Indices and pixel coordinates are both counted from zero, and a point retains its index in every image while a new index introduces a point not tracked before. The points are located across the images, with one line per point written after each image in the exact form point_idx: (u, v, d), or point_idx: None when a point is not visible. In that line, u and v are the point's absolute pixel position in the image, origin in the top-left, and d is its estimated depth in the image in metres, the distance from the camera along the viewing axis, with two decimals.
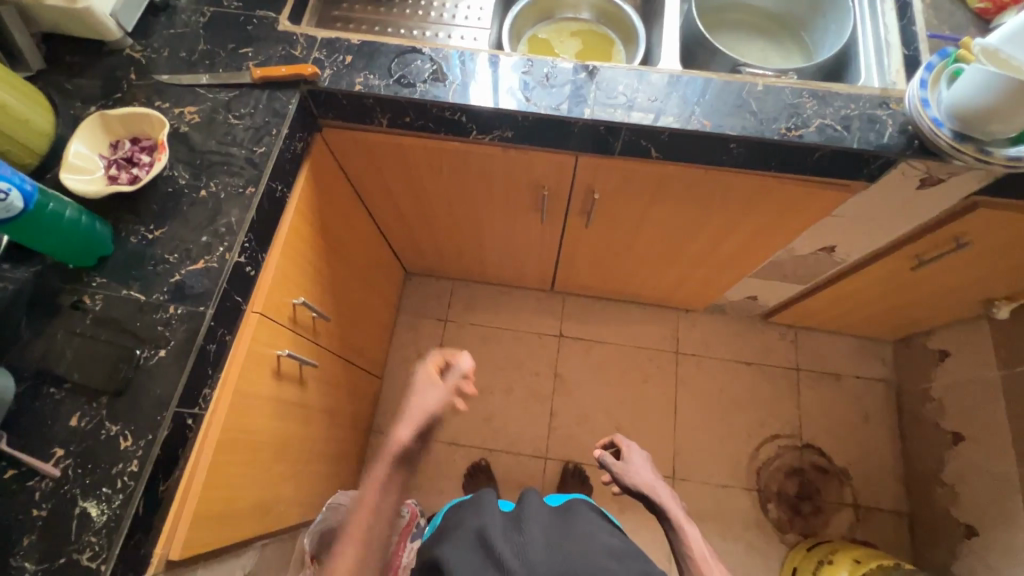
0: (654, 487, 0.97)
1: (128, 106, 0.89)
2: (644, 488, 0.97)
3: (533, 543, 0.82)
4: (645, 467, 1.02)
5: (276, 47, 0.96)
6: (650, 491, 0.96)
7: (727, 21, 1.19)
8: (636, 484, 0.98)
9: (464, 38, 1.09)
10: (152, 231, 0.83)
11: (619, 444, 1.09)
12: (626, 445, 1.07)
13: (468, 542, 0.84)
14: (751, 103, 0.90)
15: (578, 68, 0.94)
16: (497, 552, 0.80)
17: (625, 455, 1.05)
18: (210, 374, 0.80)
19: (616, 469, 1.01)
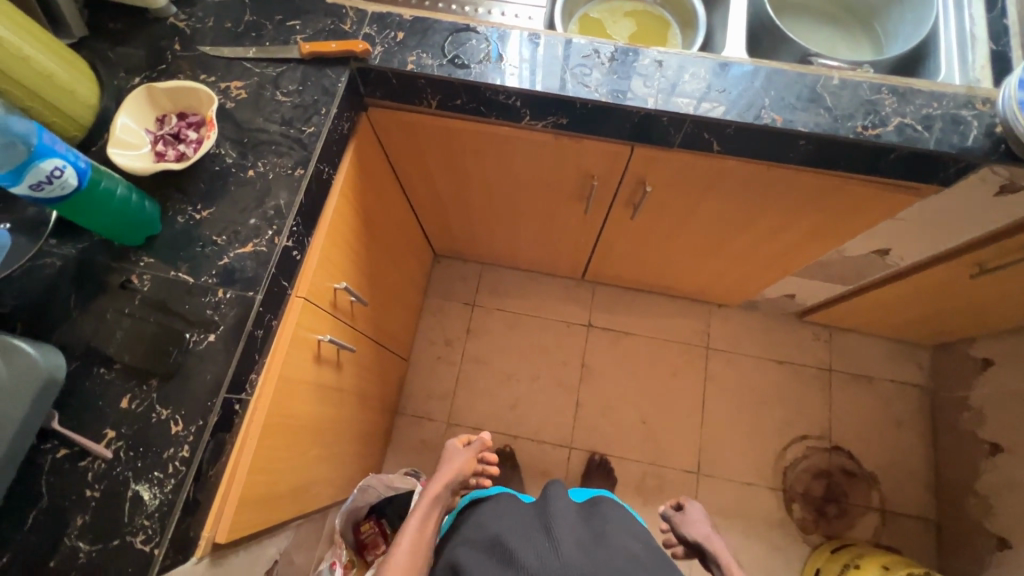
0: (711, 539, 1.00)
1: (174, 79, 0.86)
2: (700, 540, 1.00)
3: (550, 540, 0.82)
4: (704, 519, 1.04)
5: (324, 20, 0.92)
6: (707, 545, 0.99)
7: (793, 5, 1.13)
8: (692, 534, 1.01)
9: (518, 16, 1.01)
10: (199, 212, 0.81)
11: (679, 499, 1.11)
12: (685, 499, 1.09)
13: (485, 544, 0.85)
14: (825, 98, 0.84)
15: (642, 55, 0.88)
16: (515, 552, 0.80)
17: (683, 506, 1.07)
18: (257, 359, 0.79)
19: (675, 520, 1.05)
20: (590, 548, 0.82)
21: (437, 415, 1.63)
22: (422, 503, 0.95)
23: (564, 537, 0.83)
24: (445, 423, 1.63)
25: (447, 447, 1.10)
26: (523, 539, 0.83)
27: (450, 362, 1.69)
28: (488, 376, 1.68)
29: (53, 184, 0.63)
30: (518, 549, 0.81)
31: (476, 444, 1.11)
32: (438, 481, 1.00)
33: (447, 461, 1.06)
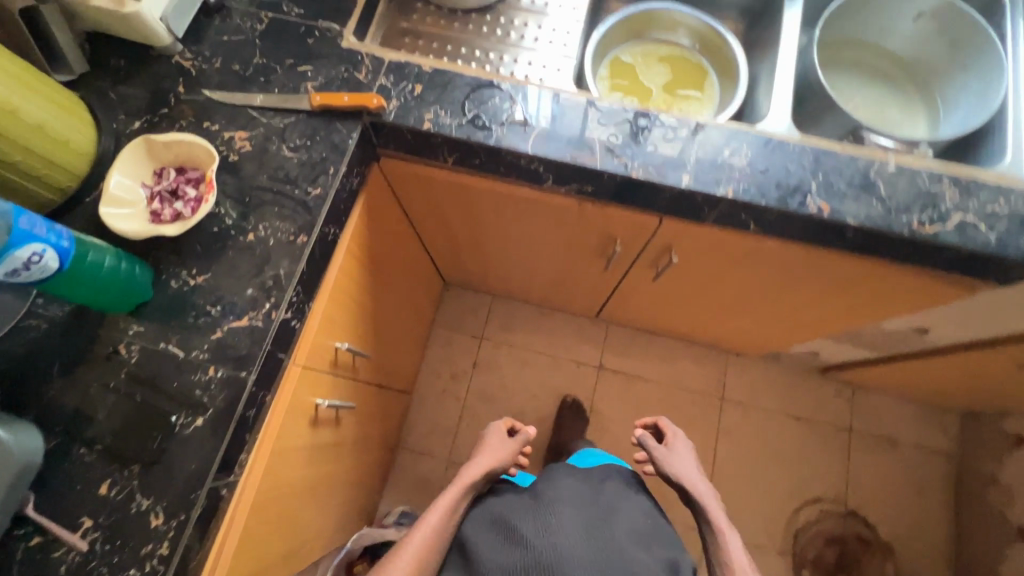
0: (693, 485, 0.89)
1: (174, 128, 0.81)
2: (683, 481, 0.90)
3: (554, 522, 0.78)
4: (689, 459, 0.94)
5: (338, 67, 0.85)
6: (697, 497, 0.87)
7: (845, 59, 1.06)
8: (675, 474, 0.91)
9: (544, 67, 0.92)
10: (193, 277, 0.75)
11: (664, 427, 1.01)
12: (673, 431, 0.99)
13: (491, 520, 0.82)
14: (879, 187, 0.77)
15: (679, 125, 0.81)
16: (519, 535, 0.77)
17: (669, 442, 0.97)
18: (248, 440, 0.74)
19: (658, 454, 0.94)
20: (596, 535, 0.77)
21: (438, 452, 1.58)
22: (451, 487, 0.85)
23: (567, 522, 0.78)
24: (446, 461, 1.58)
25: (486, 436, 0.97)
26: (531, 521, 0.79)
27: (455, 397, 1.64)
28: (493, 414, 1.62)
29: (31, 269, 0.57)
30: (523, 530, 0.77)
31: (521, 437, 0.97)
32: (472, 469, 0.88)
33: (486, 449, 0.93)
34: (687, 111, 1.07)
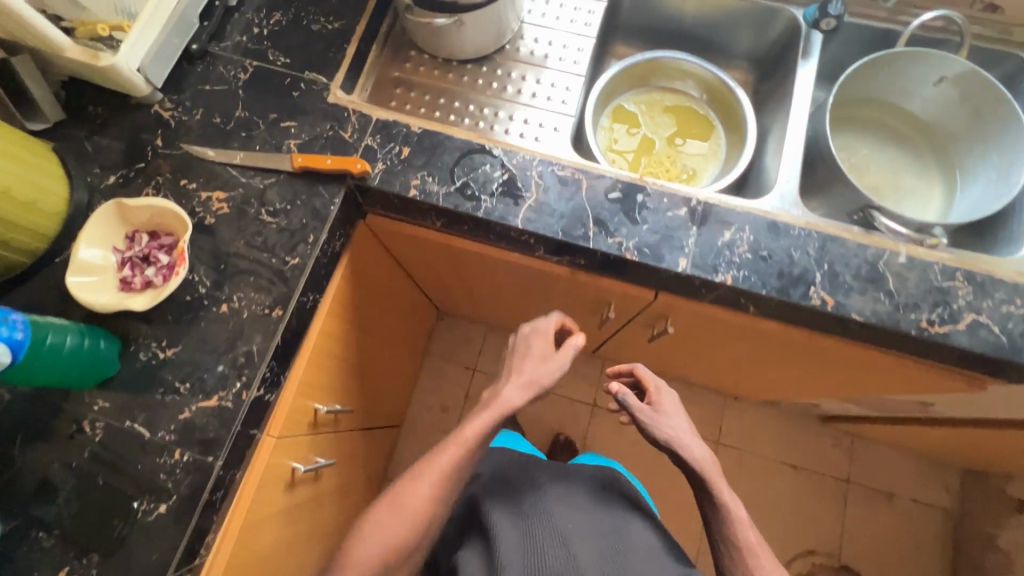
0: (687, 447, 0.77)
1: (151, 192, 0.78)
2: (676, 448, 0.76)
3: (570, 533, 0.73)
4: (677, 414, 0.80)
5: (323, 124, 0.81)
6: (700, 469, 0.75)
7: (858, 118, 1.01)
8: (667, 440, 0.76)
9: (541, 126, 0.88)
10: (163, 350, 0.72)
11: (643, 378, 0.83)
12: (654, 385, 0.82)
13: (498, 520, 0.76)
14: (888, 280, 0.72)
15: (678, 203, 0.76)
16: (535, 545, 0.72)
17: (652, 401, 0.80)
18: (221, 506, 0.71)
19: (643, 416, 0.78)
20: (611, 545, 0.73)
21: None
22: (483, 412, 0.71)
23: (582, 533, 0.74)
24: None
25: (523, 341, 0.77)
26: (548, 527, 0.74)
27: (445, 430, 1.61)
28: None
29: None
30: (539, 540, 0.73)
31: (569, 349, 0.75)
32: (510, 387, 0.72)
33: (524, 361, 0.74)
34: (690, 167, 1.03)
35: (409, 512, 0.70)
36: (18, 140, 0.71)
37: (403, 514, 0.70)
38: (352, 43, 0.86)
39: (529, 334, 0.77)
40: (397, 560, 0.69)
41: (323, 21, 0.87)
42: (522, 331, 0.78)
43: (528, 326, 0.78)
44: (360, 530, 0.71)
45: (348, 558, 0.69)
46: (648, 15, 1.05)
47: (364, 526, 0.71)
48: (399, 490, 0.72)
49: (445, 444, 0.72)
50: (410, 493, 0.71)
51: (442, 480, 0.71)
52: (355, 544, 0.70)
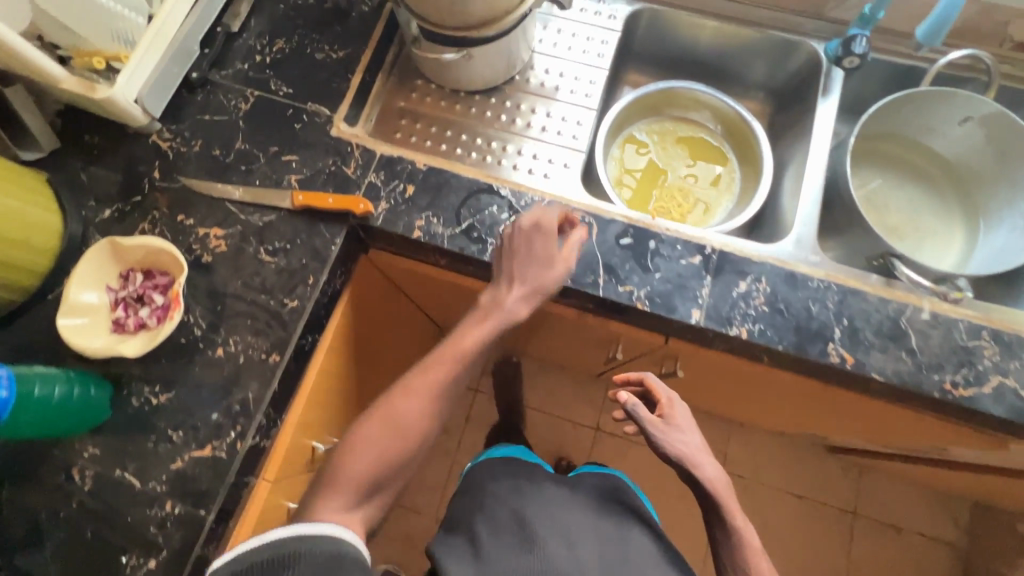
0: (697, 465, 0.74)
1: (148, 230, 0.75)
2: (687, 463, 0.74)
3: (570, 531, 0.71)
4: (689, 428, 0.76)
5: (325, 159, 0.79)
6: (711, 489, 0.74)
7: (879, 154, 0.98)
8: (679, 456, 0.74)
9: (551, 162, 0.85)
10: (157, 395, 0.70)
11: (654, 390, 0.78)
12: (667, 398, 0.77)
13: (494, 518, 0.74)
14: (911, 338, 0.69)
15: (693, 251, 0.73)
16: (534, 539, 0.69)
17: (664, 413, 0.77)
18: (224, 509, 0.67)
19: (656, 431, 0.74)
20: (614, 550, 0.71)
21: (424, 510, 1.49)
22: (483, 324, 0.70)
23: (584, 536, 0.71)
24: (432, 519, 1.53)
25: (523, 241, 0.70)
26: (547, 524, 0.72)
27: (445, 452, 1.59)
28: None
29: None
30: (539, 533, 0.70)
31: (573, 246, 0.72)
32: (512, 296, 0.71)
33: (525, 269, 0.70)
34: (703, 202, 0.99)
35: (402, 428, 0.68)
36: (8, 173, 0.69)
37: (397, 430, 0.68)
38: (357, 73, 0.83)
39: (534, 231, 0.70)
40: (393, 471, 0.68)
41: (327, 49, 0.84)
42: (520, 227, 0.70)
43: (527, 222, 0.70)
44: (348, 445, 0.68)
45: (338, 472, 0.66)
46: (662, 42, 1.00)
47: (352, 441, 0.68)
48: (392, 405, 0.69)
49: (438, 360, 0.71)
50: (402, 410, 0.69)
51: (436, 393, 0.70)
52: (345, 457, 0.67)
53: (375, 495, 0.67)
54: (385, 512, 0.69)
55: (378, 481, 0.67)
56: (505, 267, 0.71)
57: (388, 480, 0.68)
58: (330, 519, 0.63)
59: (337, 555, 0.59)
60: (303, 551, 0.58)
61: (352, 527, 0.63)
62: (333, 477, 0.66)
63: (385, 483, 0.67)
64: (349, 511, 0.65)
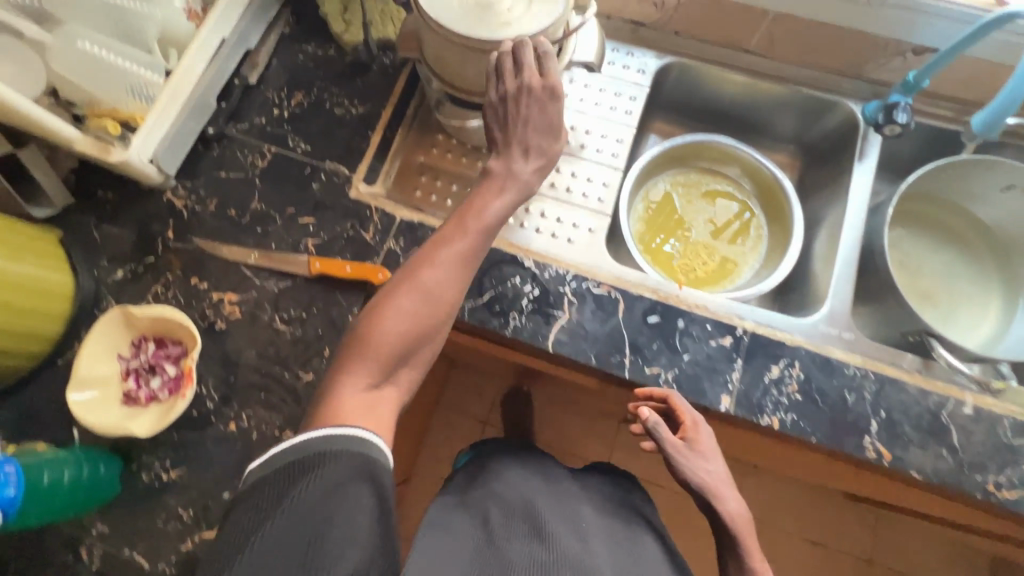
0: (719, 498, 0.61)
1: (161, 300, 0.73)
2: (705, 493, 0.61)
3: (583, 531, 0.66)
4: (712, 456, 0.63)
5: (343, 222, 0.76)
6: (730, 526, 0.60)
7: (914, 214, 0.94)
8: (695, 482, 0.61)
9: (575, 226, 0.82)
10: (167, 470, 0.68)
11: (678, 409, 0.65)
12: (692, 420, 0.64)
13: (506, 504, 0.68)
14: (951, 433, 0.66)
15: (723, 331, 0.71)
16: (547, 529, 0.63)
17: (687, 436, 0.64)
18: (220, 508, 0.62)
19: (669, 448, 0.62)
20: (625, 560, 0.63)
21: None
22: (510, 193, 0.60)
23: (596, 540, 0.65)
24: None
25: (535, 108, 0.60)
26: (560, 519, 0.66)
27: None
28: None
29: None
30: (552, 526, 0.64)
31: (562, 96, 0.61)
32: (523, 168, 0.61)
33: (537, 139, 0.61)
34: (728, 260, 0.96)
35: (434, 301, 0.58)
36: (12, 237, 0.66)
37: (432, 307, 0.58)
38: (376, 131, 0.82)
39: (548, 97, 0.60)
40: (419, 340, 0.58)
41: (346, 105, 0.82)
42: (533, 90, 0.59)
43: (537, 86, 0.60)
44: (378, 307, 0.58)
45: (368, 337, 0.56)
46: (690, 93, 0.95)
47: (384, 304, 0.57)
48: (418, 276, 0.58)
49: (456, 226, 0.60)
50: (435, 279, 0.58)
51: (461, 263, 0.59)
52: (366, 326, 0.57)
53: (403, 369, 0.58)
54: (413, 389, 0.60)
55: (406, 354, 0.57)
56: (516, 133, 0.60)
57: (415, 353, 0.58)
58: (353, 403, 0.54)
59: (364, 462, 0.50)
60: (325, 452, 0.50)
61: (377, 427, 0.54)
62: (361, 345, 0.56)
63: (415, 355, 0.58)
64: (373, 386, 0.56)
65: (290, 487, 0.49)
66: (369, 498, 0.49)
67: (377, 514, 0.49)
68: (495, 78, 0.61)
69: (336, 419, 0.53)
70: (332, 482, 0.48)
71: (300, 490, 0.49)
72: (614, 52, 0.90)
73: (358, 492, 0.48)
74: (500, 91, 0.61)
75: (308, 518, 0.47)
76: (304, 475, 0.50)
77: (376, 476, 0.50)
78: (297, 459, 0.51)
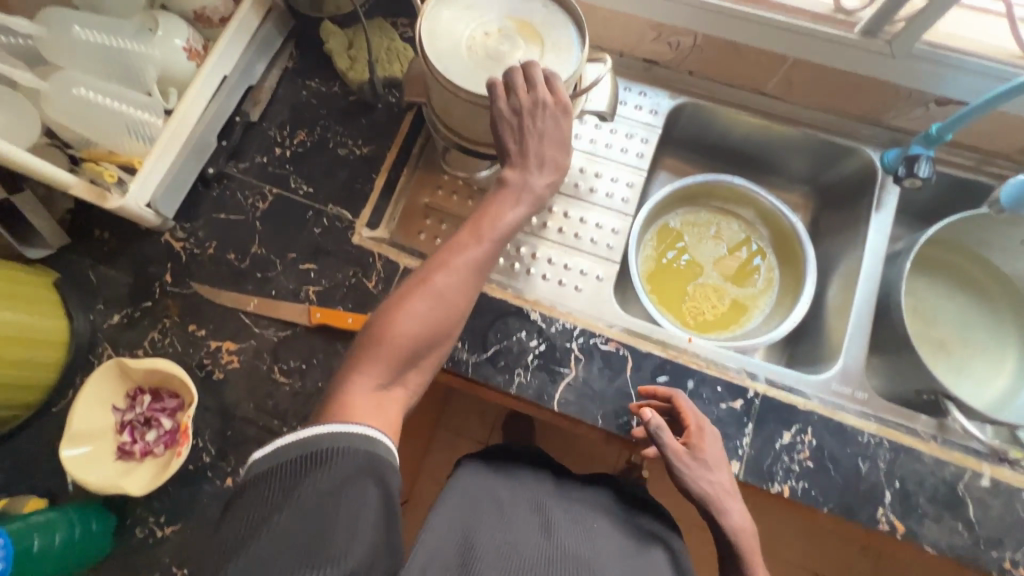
0: (724, 509, 0.59)
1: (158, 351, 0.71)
2: (709, 502, 0.59)
3: (589, 530, 0.61)
4: (717, 465, 0.62)
5: (346, 269, 0.75)
6: (733, 541, 0.58)
7: (930, 261, 0.92)
8: (699, 491, 0.60)
9: (583, 273, 0.80)
10: (162, 527, 0.67)
11: (684, 413, 0.64)
12: (696, 425, 0.63)
13: (512, 499, 0.64)
14: (967, 507, 0.65)
15: (734, 394, 0.69)
16: (551, 529, 0.59)
17: (691, 442, 0.62)
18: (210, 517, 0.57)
19: (674, 456, 0.60)
20: (631, 564, 0.58)
21: None
22: (523, 203, 0.58)
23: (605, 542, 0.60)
24: None
25: (546, 120, 0.58)
26: (569, 521, 0.62)
27: None
28: None
29: None
30: (555, 528, 0.60)
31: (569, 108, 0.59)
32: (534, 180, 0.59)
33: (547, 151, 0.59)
34: (739, 303, 0.93)
35: (448, 306, 0.55)
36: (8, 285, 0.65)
37: (446, 311, 0.55)
38: (380, 173, 0.80)
39: (561, 112, 0.58)
40: (431, 344, 0.54)
41: (350, 145, 0.80)
42: (547, 106, 0.57)
43: (551, 103, 0.57)
44: (392, 305, 0.54)
45: (382, 336, 0.52)
46: (703, 131, 0.92)
47: (398, 303, 0.54)
48: (432, 278, 0.55)
49: (469, 232, 0.57)
50: (449, 283, 0.55)
51: (475, 268, 0.56)
52: (379, 327, 0.53)
53: (412, 372, 0.54)
54: (419, 397, 0.56)
55: (417, 358, 0.54)
56: (529, 147, 0.58)
57: (425, 357, 0.55)
58: (362, 403, 0.50)
59: (369, 459, 0.47)
60: (330, 449, 0.46)
61: (385, 429, 0.50)
62: (375, 344, 0.52)
63: (427, 357, 0.55)
64: (383, 387, 0.52)
65: (297, 483, 0.44)
66: (375, 497, 0.46)
67: (383, 512, 0.46)
68: (503, 93, 0.57)
69: (343, 417, 0.48)
70: (338, 479, 0.45)
71: (307, 484, 0.45)
72: (626, 91, 0.88)
73: (365, 488, 0.45)
74: (510, 103, 0.57)
75: (314, 511, 0.43)
76: (310, 471, 0.45)
77: (383, 473, 0.47)
78: (302, 454, 0.46)
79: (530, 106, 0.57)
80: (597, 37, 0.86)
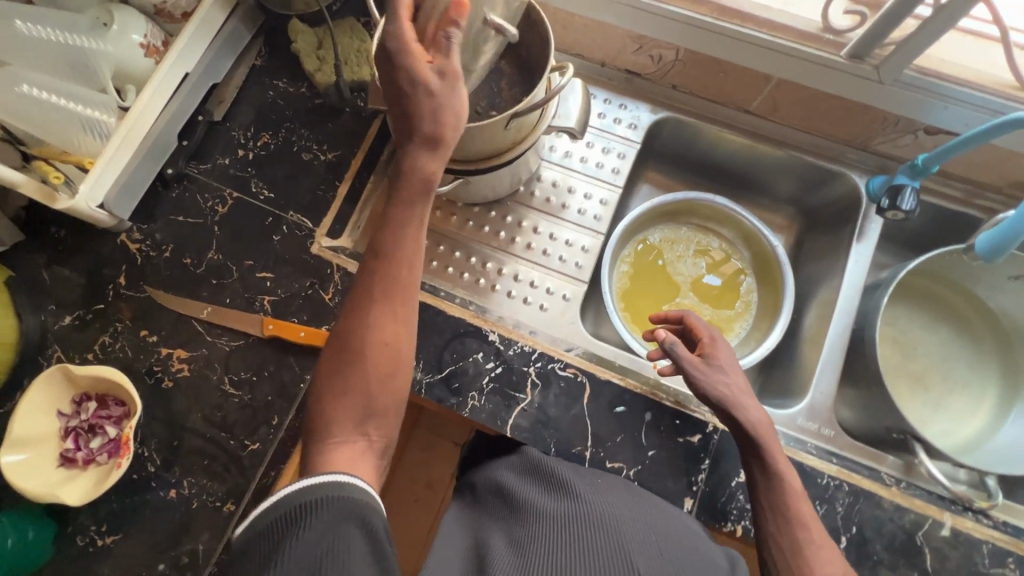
0: (741, 408, 0.59)
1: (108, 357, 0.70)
2: (728, 403, 0.59)
3: (612, 494, 0.56)
4: (733, 368, 0.62)
5: (302, 280, 0.73)
6: (754, 433, 0.58)
7: (911, 291, 0.89)
8: (717, 393, 0.59)
9: (550, 292, 0.77)
10: (102, 536, 0.66)
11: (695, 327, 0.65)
12: (709, 335, 0.64)
13: (521, 462, 0.60)
14: (923, 556, 0.64)
15: (693, 429, 0.67)
16: (567, 482, 0.56)
17: (704, 351, 0.63)
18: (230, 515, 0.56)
19: (687, 361, 0.61)
20: (658, 523, 0.53)
21: None
22: (405, 196, 0.50)
23: (626, 502, 0.55)
24: None
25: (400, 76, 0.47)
26: (582, 480, 0.57)
27: None
28: None
29: None
30: (568, 480, 0.56)
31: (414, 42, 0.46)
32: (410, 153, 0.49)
33: (417, 120, 0.48)
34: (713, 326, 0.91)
35: (376, 344, 0.49)
36: None
37: (392, 353, 0.50)
38: (344, 181, 0.77)
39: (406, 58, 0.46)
40: (376, 389, 0.49)
41: (315, 150, 0.78)
42: (383, 62, 0.48)
43: (389, 49, 0.47)
44: (325, 377, 0.50)
45: (324, 409, 0.49)
46: (685, 147, 0.89)
47: (327, 374, 0.50)
48: (352, 329, 0.50)
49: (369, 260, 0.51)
50: (370, 320, 0.50)
51: (386, 292, 0.50)
52: (318, 406, 0.50)
53: (373, 423, 0.49)
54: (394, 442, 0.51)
55: (370, 408, 0.49)
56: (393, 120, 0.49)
57: (381, 406, 0.50)
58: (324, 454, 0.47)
59: (346, 505, 0.43)
60: (306, 502, 0.43)
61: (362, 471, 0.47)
62: (315, 422, 0.49)
63: (381, 401, 0.49)
64: (343, 448, 0.47)
65: (279, 545, 0.41)
66: (360, 540, 0.42)
67: (375, 555, 0.42)
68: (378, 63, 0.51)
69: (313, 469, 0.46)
70: (317, 534, 0.41)
71: (289, 543, 0.41)
72: (606, 103, 0.85)
73: (349, 537, 0.41)
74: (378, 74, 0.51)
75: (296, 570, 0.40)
76: (292, 527, 0.42)
77: (367, 512, 0.43)
78: (280, 516, 0.43)
79: (378, 65, 0.48)
80: (578, 45, 0.83)
